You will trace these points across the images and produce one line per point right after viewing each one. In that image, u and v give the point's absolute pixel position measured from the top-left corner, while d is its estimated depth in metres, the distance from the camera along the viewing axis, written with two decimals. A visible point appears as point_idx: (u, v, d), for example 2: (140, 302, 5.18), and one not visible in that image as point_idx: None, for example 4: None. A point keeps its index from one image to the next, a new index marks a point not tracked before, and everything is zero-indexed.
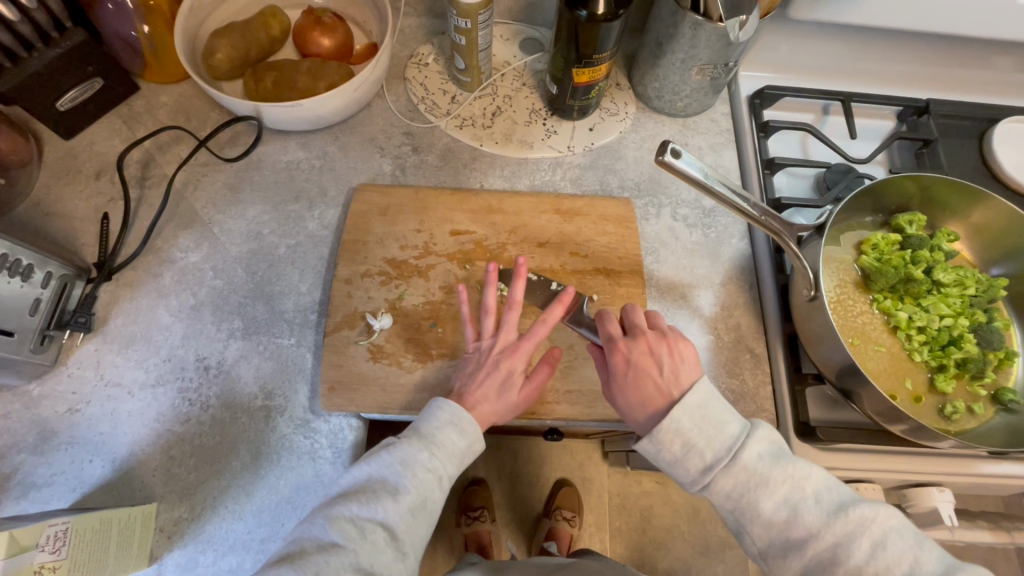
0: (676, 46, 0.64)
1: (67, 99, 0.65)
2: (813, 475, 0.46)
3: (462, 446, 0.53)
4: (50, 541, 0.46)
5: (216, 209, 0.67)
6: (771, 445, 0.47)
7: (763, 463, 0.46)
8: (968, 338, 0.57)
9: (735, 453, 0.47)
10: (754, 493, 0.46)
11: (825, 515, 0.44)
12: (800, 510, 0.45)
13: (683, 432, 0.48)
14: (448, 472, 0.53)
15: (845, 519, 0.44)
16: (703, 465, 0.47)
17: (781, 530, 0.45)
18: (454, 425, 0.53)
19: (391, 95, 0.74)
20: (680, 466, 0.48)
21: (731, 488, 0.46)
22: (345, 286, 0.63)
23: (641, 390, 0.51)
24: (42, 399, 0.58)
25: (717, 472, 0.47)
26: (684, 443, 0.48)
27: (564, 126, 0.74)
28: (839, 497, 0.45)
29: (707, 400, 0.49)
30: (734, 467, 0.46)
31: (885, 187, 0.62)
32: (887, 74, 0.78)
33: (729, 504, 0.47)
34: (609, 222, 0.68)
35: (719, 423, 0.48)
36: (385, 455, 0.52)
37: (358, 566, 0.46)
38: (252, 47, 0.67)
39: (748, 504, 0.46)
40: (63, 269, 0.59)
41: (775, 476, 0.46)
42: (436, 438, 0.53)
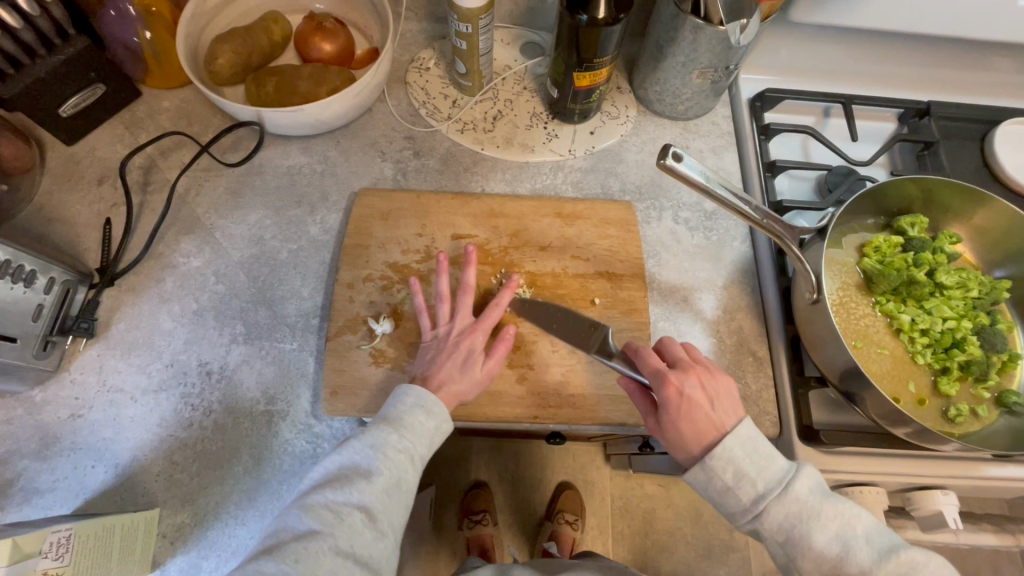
0: (677, 49, 0.64)
1: (69, 105, 0.65)
2: (862, 514, 0.47)
3: (431, 426, 0.54)
4: (53, 548, 0.47)
5: (218, 214, 0.67)
6: (819, 481, 0.48)
7: (814, 498, 0.46)
8: (972, 341, 0.57)
9: (787, 486, 0.47)
10: (805, 528, 0.46)
11: (874, 554, 0.44)
12: (852, 547, 0.45)
13: (736, 461, 0.48)
14: (419, 452, 0.53)
15: (895, 560, 0.44)
16: (754, 496, 0.47)
17: (830, 567, 0.45)
18: (421, 407, 0.54)
19: (393, 100, 0.74)
20: (731, 497, 0.48)
21: (784, 522, 0.46)
22: (347, 290, 0.63)
23: (693, 424, 0.51)
24: (44, 405, 0.58)
25: (769, 503, 0.47)
26: (736, 472, 0.48)
27: (565, 129, 0.74)
28: (887, 539, 0.46)
29: (755, 434, 0.50)
30: (785, 500, 0.47)
31: (888, 189, 0.62)
32: (887, 76, 0.78)
33: (780, 538, 0.47)
34: (611, 226, 0.68)
35: (769, 456, 0.49)
36: (355, 440, 0.52)
37: (338, 550, 0.46)
38: (254, 52, 0.67)
39: (796, 537, 0.46)
40: (66, 274, 0.59)
41: (826, 512, 0.46)
42: (404, 420, 0.53)
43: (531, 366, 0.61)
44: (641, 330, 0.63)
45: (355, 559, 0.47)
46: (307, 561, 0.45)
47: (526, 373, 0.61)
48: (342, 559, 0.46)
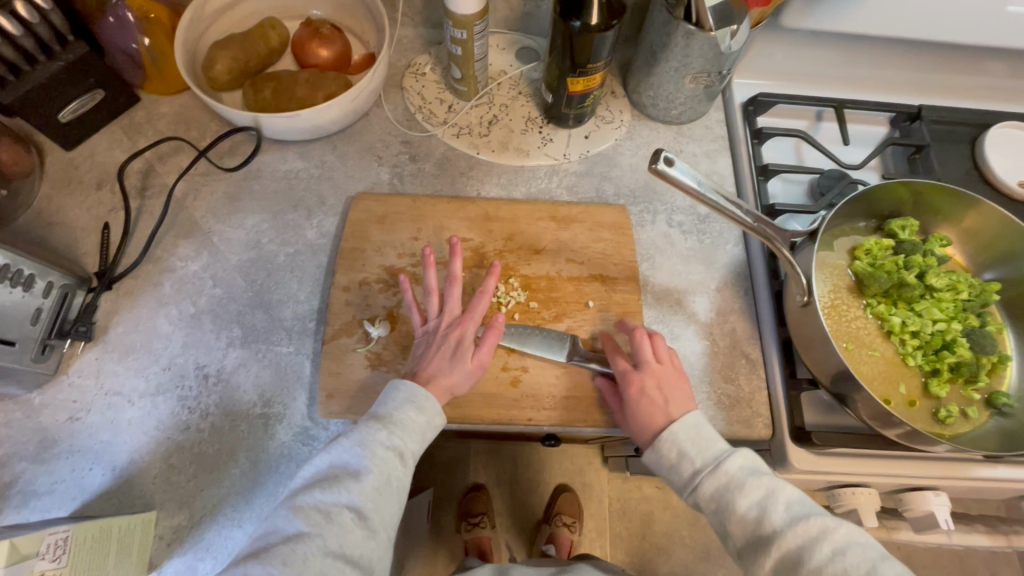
0: (670, 55, 0.64)
1: (68, 111, 0.66)
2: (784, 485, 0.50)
3: (422, 421, 0.55)
4: (50, 549, 0.47)
5: (215, 218, 0.68)
6: (753, 461, 0.52)
7: (742, 471, 0.51)
8: (962, 342, 0.57)
9: (720, 461, 0.51)
10: (729, 497, 0.50)
11: (788, 520, 0.48)
12: (770, 511, 0.49)
13: (677, 440, 0.53)
14: (410, 448, 0.54)
15: (806, 526, 0.47)
16: (692, 471, 0.52)
17: (750, 531, 0.49)
18: (411, 402, 0.55)
19: (389, 105, 0.75)
20: (674, 472, 0.53)
21: (713, 490, 0.51)
22: (343, 293, 0.64)
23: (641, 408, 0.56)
24: (43, 408, 0.58)
25: (703, 476, 0.51)
26: (679, 452, 0.53)
27: (560, 134, 0.75)
28: (806, 510, 0.49)
29: (701, 420, 0.54)
30: (717, 474, 0.51)
31: (878, 192, 0.63)
32: (879, 80, 0.79)
33: (711, 506, 0.51)
34: (605, 229, 0.68)
35: (711, 438, 0.53)
36: (344, 440, 0.53)
37: (327, 550, 0.47)
38: (251, 58, 0.68)
39: (724, 504, 0.50)
40: (64, 278, 0.60)
41: (749, 483, 0.50)
42: (393, 417, 0.54)
43: (526, 369, 0.61)
44: (635, 333, 0.64)
45: (345, 558, 0.48)
46: (296, 562, 0.46)
47: (520, 376, 0.61)
48: (332, 559, 0.47)
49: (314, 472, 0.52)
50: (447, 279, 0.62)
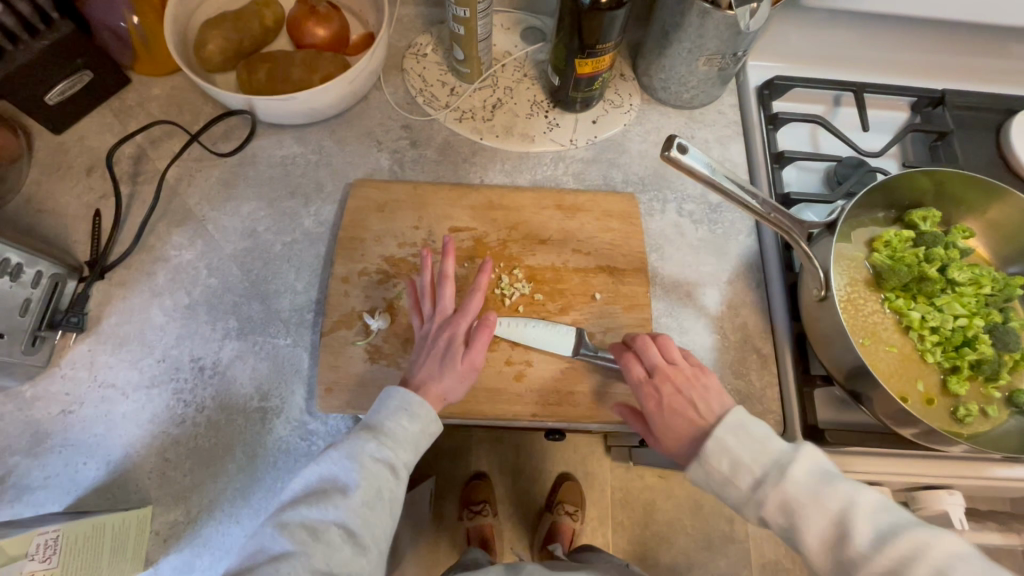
0: (683, 35, 0.61)
1: (55, 93, 0.63)
2: (865, 494, 0.43)
3: (415, 430, 0.53)
4: (40, 550, 0.45)
5: (210, 205, 0.66)
6: (820, 463, 0.45)
7: (811, 482, 0.44)
8: (984, 339, 0.55)
9: (783, 467, 0.45)
10: (796, 525, 0.44)
11: (872, 539, 0.41)
12: (852, 529, 0.42)
13: (729, 451, 0.47)
14: (404, 459, 0.52)
15: (894, 544, 0.41)
16: (752, 481, 0.46)
17: (832, 561, 0.43)
18: (405, 410, 0.53)
19: (389, 87, 0.72)
20: (732, 488, 0.47)
21: (780, 503, 0.45)
22: (342, 284, 0.62)
23: (681, 422, 0.51)
24: (35, 401, 0.57)
25: (766, 487, 0.45)
26: (732, 460, 0.47)
27: (567, 118, 0.72)
28: (894, 518, 0.42)
29: (747, 418, 0.49)
30: (784, 484, 0.45)
31: (900, 181, 0.60)
32: (900, 63, 0.76)
33: (778, 515, 0.45)
34: (613, 219, 0.66)
35: (765, 438, 0.47)
36: (333, 452, 0.51)
37: (315, 569, 0.46)
38: (246, 37, 0.65)
39: (795, 532, 0.44)
40: (53, 267, 0.58)
41: (814, 505, 0.43)
42: (385, 427, 0.52)
43: (530, 364, 0.60)
44: (643, 327, 0.62)
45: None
46: None
47: (524, 370, 0.60)
48: None
49: (303, 485, 0.51)
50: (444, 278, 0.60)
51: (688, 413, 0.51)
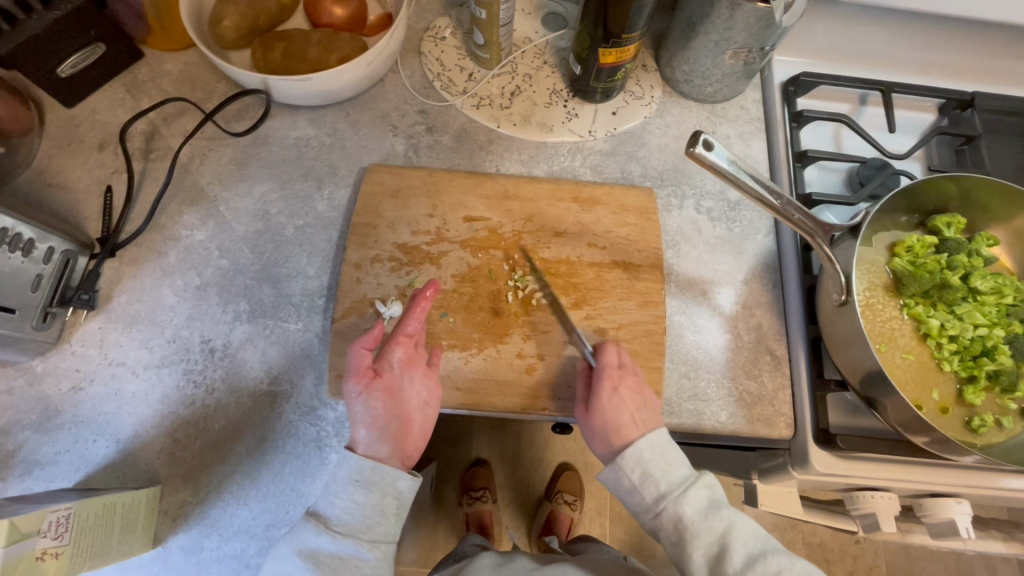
0: (710, 27, 0.60)
1: (68, 65, 0.62)
2: (744, 519, 0.50)
3: (370, 504, 0.52)
4: (52, 527, 0.46)
5: (222, 185, 0.65)
6: (714, 491, 0.51)
7: (703, 510, 0.50)
8: (1003, 350, 0.54)
9: (684, 489, 0.50)
10: (686, 542, 0.49)
11: (745, 559, 0.48)
12: (731, 549, 0.49)
13: (643, 460, 0.51)
14: (366, 540, 0.52)
15: (765, 564, 0.48)
16: (656, 494, 0.51)
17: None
18: (355, 484, 0.51)
19: (406, 71, 0.71)
20: (635, 496, 0.52)
21: (674, 522, 0.50)
22: (355, 270, 0.61)
23: (618, 427, 0.53)
24: (45, 376, 0.57)
25: (666, 503, 0.51)
26: (643, 472, 0.51)
27: (586, 108, 0.70)
28: (763, 543, 0.49)
29: (668, 441, 0.53)
30: (682, 502, 0.50)
31: (926, 186, 0.58)
32: (930, 63, 0.74)
33: (671, 537, 0.51)
34: (630, 213, 0.65)
35: (675, 461, 0.52)
36: (281, 548, 0.51)
37: None
38: (261, 13, 0.63)
39: (682, 548, 0.50)
40: (65, 244, 0.57)
41: (703, 528, 0.49)
42: (334, 517, 0.51)
43: (541, 358, 0.59)
44: (656, 325, 0.61)
45: None
46: None
47: (536, 364, 0.59)
48: None
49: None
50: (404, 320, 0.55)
51: (629, 414, 0.53)
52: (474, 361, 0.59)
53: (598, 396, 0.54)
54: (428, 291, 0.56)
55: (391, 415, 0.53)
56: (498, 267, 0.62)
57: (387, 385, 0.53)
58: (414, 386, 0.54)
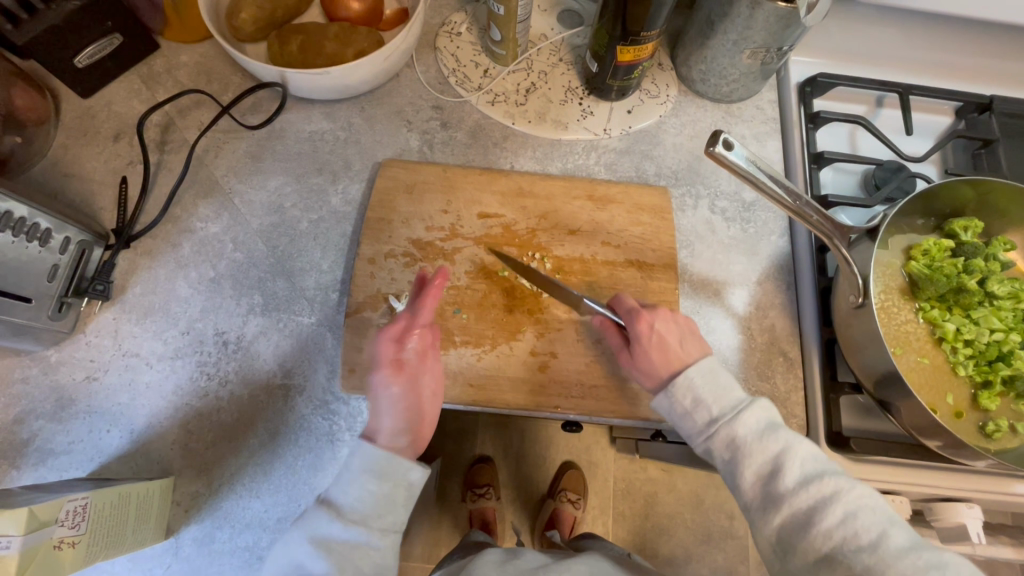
0: (729, 26, 0.59)
1: (85, 56, 0.62)
2: (804, 442, 0.47)
3: (385, 493, 0.50)
4: (69, 516, 0.46)
5: (237, 178, 0.65)
6: (770, 415, 0.49)
7: (759, 429, 0.47)
8: (1020, 355, 0.54)
9: (738, 411, 0.48)
10: (738, 460, 0.47)
11: (801, 477, 0.45)
12: (783, 468, 0.45)
13: (694, 387, 0.51)
14: (378, 529, 0.50)
15: (819, 484, 0.44)
16: (708, 418, 0.50)
17: (761, 494, 0.46)
18: (369, 475, 0.50)
19: (421, 66, 0.71)
20: (688, 421, 0.51)
21: (727, 444, 0.48)
22: (369, 265, 0.61)
23: (666, 354, 0.54)
24: (60, 365, 0.57)
25: (718, 426, 0.49)
26: (695, 399, 0.51)
27: (601, 107, 0.70)
28: (822, 466, 0.45)
29: (718, 366, 0.52)
30: (736, 424, 0.48)
31: (944, 190, 0.58)
32: (948, 66, 0.73)
33: (724, 458, 0.49)
34: (645, 212, 0.65)
35: (727, 386, 0.51)
36: (294, 533, 0.49)
37: None
38: (278, 7, 0.63)
39: (733, 468, 0.48)
40: (81, 234, 0.58)
41: (757, 448, 0.47)
42: (346, 505, 0.50)
43: (554, 356, 0.59)
44: None
45: None
46: None
47: (548, 361, 0.59)
48: None
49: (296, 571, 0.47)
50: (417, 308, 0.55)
51: (672, 349, 0.54)
52: (487, 358, 0.59)
53: (637, 338, 0.54)
54: (439, 276, 0.55)
55: (414, 403, 0.53)
56: (512, 264, 0.62)
57: (409, 374, 0.54)
58: (431, 372, 0.55)
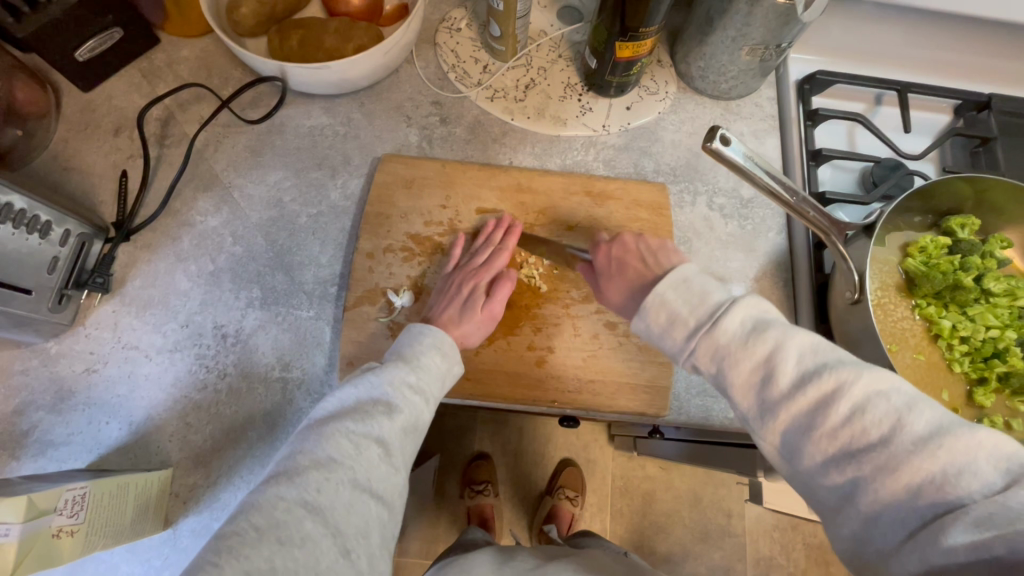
0: (728, 23, 0.59)
1: (86, 49, 0.62)
2: (799, 333, 0.42)
3: (442, 369, 0.53)
4: (68, 506, 0.46)
5: (236, 172, 0.65)
6: (760, 312, 0.44)
7: (745, 331, 0.43)
8: (1015, 351, 0.54)
9: (718, 317, 0.44)
10: (728, 367, 0.43)
11: (798, 374, 0.40)
12: (778, 367, 0.41)
13: (668, 302, 0.47)
14: (432, 394, 0.52)
15: (819, 381, 0.39)
16: (688, 330, 0.46)
17: (757, 400, 0.42)
18: (436, 347, 0.54)
19: (421, 62, 0.71)
20: (670, 333, 0.47)
21: (713, 351, 0.44)
22: (367, 260, 0.61)
23: (628, 272, 0.55)
24: (60, 357, 0.57)
25: (699, 337, 0.45)
26: (670, 314, 0.47)
27: (600, 103, 0.70)
28: (824, 357, 0.40)
29: (691, 275, 0.48)
30: (717, 331, 0.44)
31: (941, 187, 0.58)
32: (947, 64, 0.73)
33: (714, 365, 0.44)
34: (642, 209, 0.65)
35: (707, 292, 0.47)
36: (369, 376, 0.50)
37: (356, 481, 0.44)
38: (278, 2, 0.63)
39: (724, 375, 0.44)
40: (81, 227, 0.58)
41: (744, 349, 0.42)
42: (420, 361, 0.53)
43: (551, 351, 0.60)
44: None
45: (372, 491, 0.44)
46: (328, 491, 0.42)
47: (546, 356, 0.59)
48: (360, 492, 0.43)
49: (266, 473, 0.43)
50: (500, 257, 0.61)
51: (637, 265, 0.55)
52: (485, 353, 0.59)
53: (602, 266, 0.57)
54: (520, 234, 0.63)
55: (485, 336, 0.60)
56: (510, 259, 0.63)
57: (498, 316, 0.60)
58: None
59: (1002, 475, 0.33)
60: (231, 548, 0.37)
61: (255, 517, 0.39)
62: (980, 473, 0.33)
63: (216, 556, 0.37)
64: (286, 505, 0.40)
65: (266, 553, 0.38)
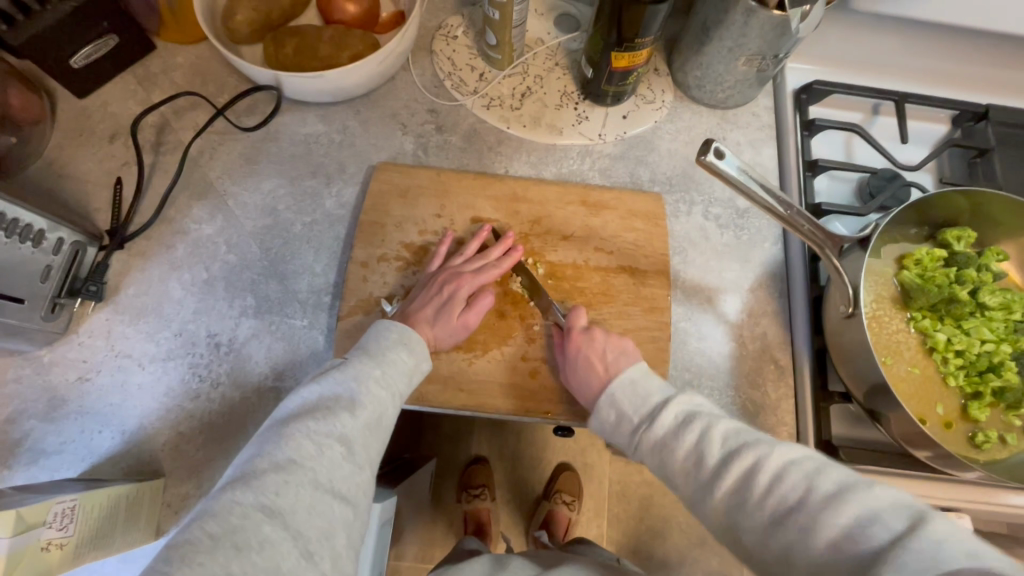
0: (724, 33, 0.59)
1: (81, 56, 0.62)
2: (721, 419, 0.47)
3: (410, 362, 0.54)
4: (57, 518, 0.46)
5: (231, 180, 0.65)
6: (691, 406, 0.49)
7: (676, 423, 0.48)
8: (1010, 366, 0.54)
9: (654, 417, 0.49)
10: (666, 461, 0.48)
11: (722, 455, 0.45)
12: (705, 450, 0.46)
13: (617, 403, 0.52)
14: (399, 389, 0.52)
15: (739, 458, 0.44)
16: (632, 427, 0.51)
17: (693, 485, 0.46)
18: (403, 343, 0.54)
19: (417, 69, 0.71)
20: (620, 433, 0.52)
21: (653, 450, 0.49)
22: (361, 269, 0.61)
23: (591, 366, 0.55)
24: (52, 366, 0.57)
25: (640, 434, 0.50)
26: (618, 412, 0.52)
27: (596, 112, 0.70)
28: (745, 437, 0.45)
29: (639, 374, 0.53)
30: (653, 428, 0.49)
31: (937, 200, 0.58)
32: (945, 74, 0.73)
33: (654, 463, 0.49)
34: (637, 218, 0.65)
35: (652, 390, 0.52)
36: (334, 374, 0.50)
37: (318, 483, 0.43)
38: (274, 9, 0.63)
39: (666, 466, 0.48)
40: (75, 235, 0.58)
41: (680, 441, 0.47)
42: (386, 355, 0.53)
43: (545, 362, 0.59)
44: (661, 331, 0.61)
45: (335, 493, 0.44)
46: (287, 494, 0.41)
47: (539, 367, 0.59)
48: (321, 493, 0.43)
49: (223, 479, 0.42)
50: (490, 268, 0.60)
51: (599, 370, 0.54)
52: (479, 363, 0.59)
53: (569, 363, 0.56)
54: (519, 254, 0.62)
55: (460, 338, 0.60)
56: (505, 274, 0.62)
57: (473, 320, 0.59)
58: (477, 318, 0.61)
59: (907, 518, 0.36)
60: (184, 556, 0.36)
61: (210, 524, 0.38)
62: (883, 522, 0.36)
63: (168, 565, 0.36)
64: (242, 511, 0.39)
65: (221, 560, 0.37)
